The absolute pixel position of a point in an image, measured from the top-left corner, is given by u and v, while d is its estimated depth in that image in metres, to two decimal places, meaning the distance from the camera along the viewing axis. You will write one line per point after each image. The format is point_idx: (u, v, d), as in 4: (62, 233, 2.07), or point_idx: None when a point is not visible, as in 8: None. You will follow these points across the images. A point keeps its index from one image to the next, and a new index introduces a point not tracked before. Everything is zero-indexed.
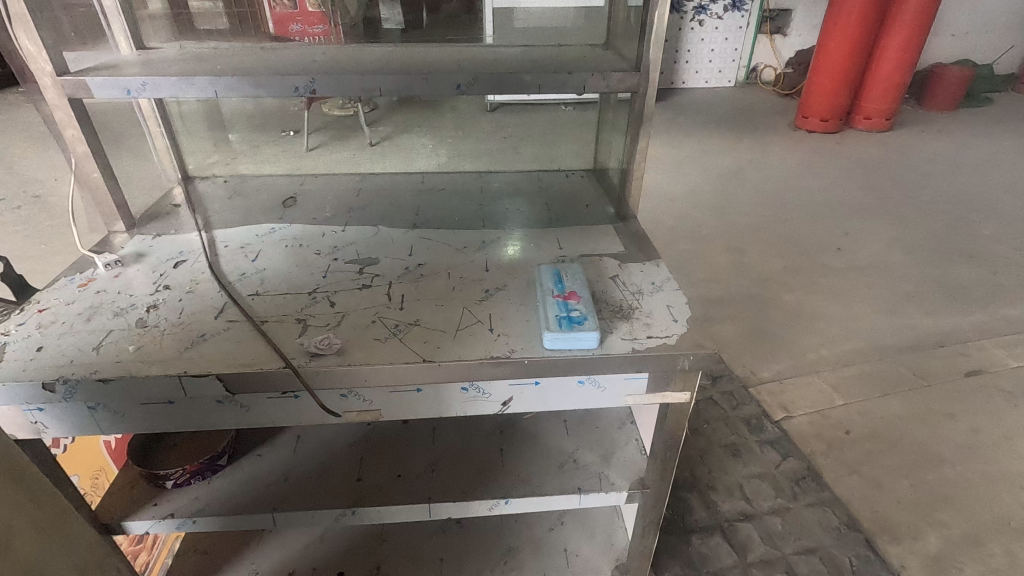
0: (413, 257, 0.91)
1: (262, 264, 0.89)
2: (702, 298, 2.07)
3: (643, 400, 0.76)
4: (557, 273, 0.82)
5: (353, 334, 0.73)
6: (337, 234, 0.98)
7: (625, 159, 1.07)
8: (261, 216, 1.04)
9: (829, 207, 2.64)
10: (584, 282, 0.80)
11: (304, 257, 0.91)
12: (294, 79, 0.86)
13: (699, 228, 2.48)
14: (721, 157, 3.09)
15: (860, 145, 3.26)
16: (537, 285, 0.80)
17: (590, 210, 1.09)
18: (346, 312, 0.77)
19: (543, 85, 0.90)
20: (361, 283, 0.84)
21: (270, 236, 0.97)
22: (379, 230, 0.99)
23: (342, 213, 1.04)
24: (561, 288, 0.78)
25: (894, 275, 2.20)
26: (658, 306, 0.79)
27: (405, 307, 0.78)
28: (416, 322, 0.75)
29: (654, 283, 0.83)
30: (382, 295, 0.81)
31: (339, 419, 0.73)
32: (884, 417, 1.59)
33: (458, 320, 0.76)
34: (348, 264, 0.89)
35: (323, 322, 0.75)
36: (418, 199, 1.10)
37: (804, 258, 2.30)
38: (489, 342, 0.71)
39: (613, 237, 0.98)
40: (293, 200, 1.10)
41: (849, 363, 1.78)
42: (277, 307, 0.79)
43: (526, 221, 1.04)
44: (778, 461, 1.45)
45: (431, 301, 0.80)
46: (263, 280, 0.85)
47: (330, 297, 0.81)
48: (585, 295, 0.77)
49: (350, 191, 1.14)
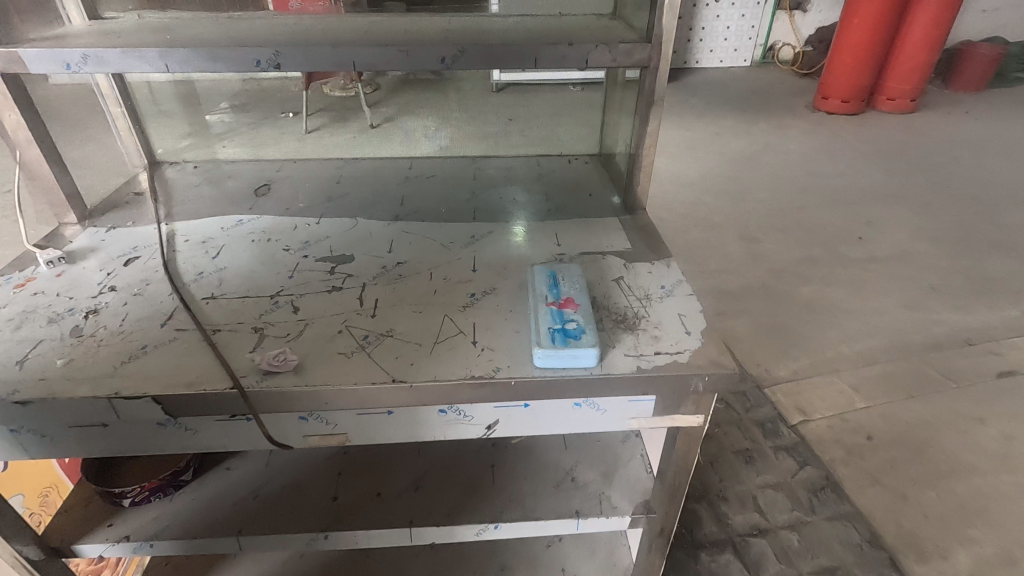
0: (393, 254, 0.81)
1: (223, 261, 0.80)
2: (714, 291, 1.95)
3: (650, 424, 0.66)
4: (554, 275, 0.72)
5: (315, 347, 0.63)
6: (310, 227, 0.88)
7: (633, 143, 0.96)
8: (229, 206, 0.94)
9: (849, 193, 2.50)
10: (583, 286, 0.70)
11: (271, 254, 0.81)
12: (255, 51, 0.75)
13: (712, 215, 2.36)
14: (736, 141, 2.95)
15: (883, 128, 3.10)
16: (530, 288, 0.70)
17: (594, 201, 0.99)
18: (310, 318, 0.68)
19: (541, 58, 0.79)
20: (330, 285, 0.74)
21: (237, 230, 0.87)
22: (358, 223, 0.89)
23: (318, 202, 0.94)
24: (557, 294, 0.68)
25: (918, 266, 2.07)
26: (668, 315, 0.68)
27: (377, 314, 0.69)
28: (389, 332, 0.66)
29: (664, 288, 0.73)
30: (353, 299, 0.72)
31: (300, 444, 0.64)
32: (909, 421, 1.48)
33: (438, 329, 0.66)
34: (319, 262, 0.79)
35: (282, 332, 0.66)
36: (405, 187, 1.00)
37: (823, 248, 2.17)
38: (470, 357, 0.62)
39: (619, 230, 0.87)
40: (268, 187, 1.00)
41: (872, 362, 1.67)
42: (235, 312, 0.70)
43: (521, 212, 0.94)
44: (794, 470, 1.35)
45: (408, 306, 0.70)
46: (222, 280, 0.75)
47: (293, 302, 0.71)
48: (584, 303, 0.67)
49: (330, 176, 1.04)
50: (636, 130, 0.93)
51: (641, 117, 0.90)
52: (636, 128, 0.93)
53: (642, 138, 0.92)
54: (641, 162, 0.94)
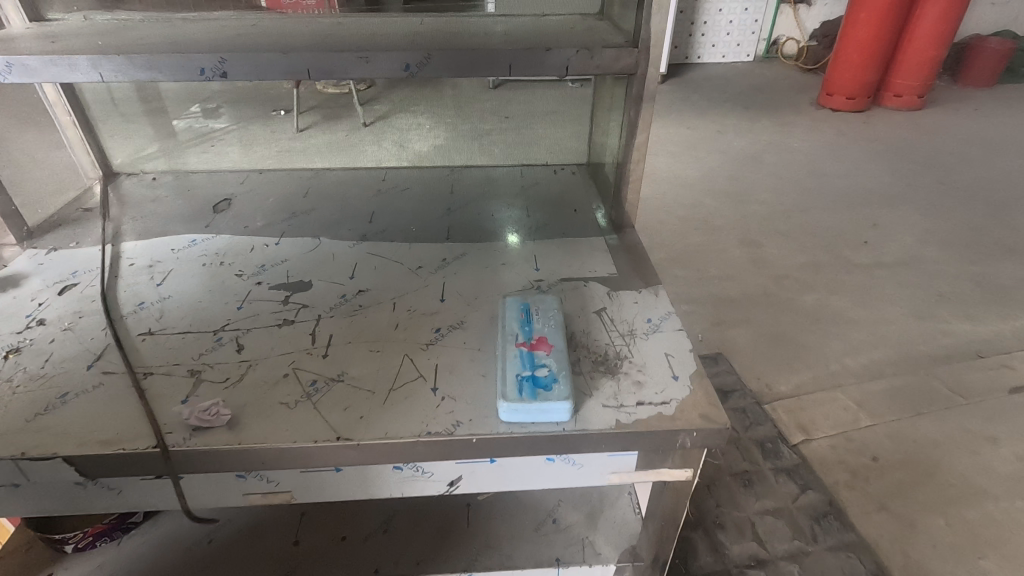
0: (355, 280, 0.74)
1: (168, 289, 0.73)
2: (714, 298, 1.88)
3: (633, 479, 0.59)
4: (527, 308, 0.65)
5: (256, 395, 0.57)
6: (267, 248, 0.81)
7: (619, 155, 0.88)
8: (183, 224, 0.87)
9: (854, 195, 2.42)
10: (560, 322, 0.63)
11: (222, 280, 0.75)
12: (198, 58, 0.68)
13: (712, 218, 2.28)
14: (737, 139, 2.86)
15: (890, 125, 3.00)
16: (499, 324, 0.63)
17: (579, 217, 0.92)
18: (255, 358, 0.61)
19: (515, 65, 0.72)
20: (282, 318, 0.67)
21: (190, 251, 0.81)
22: (321, 243, 0.82)
23: (279, 220, 0.87)
24: (528, 332, 0.61)
25: (926, 273, 1.99)
26: (653, 355, 0.61)
27: (329, 354, 0.62)
28: (341, 376, 0.59)
29: (651, 322, 0.66)
30: (305, 335, 0.65)
31: (239, 503, 0.57)
32: (917, 441, 1.41)
33: (395, 373, 0.59)
34: (273, 289, 0.72)
35: (220, 376, 0.59)
36: (376, 202, 0.93)
37: (827, 253, 2.09)
38: (428, 409, 0.55)
39: (602, 253, 0.80)
40: (229, 201, 0.93)
41: (878, 376, 1.60)
42: (171, 350, 0.63)
43: (497, 229, 0.87)
44: (796, 494, 1.28)
45: (365, 344, 0.63)
46: (165, 312, 0.69)
47: (238, 338, 0.64)
48: (559, 343, 0.60)
49: (297, 189, 0.97)
50: (622, 140, 0.85)
51: (627, 128, 0.83)
52: (623, 138, 0.86)
53: (628, 151, 0.84)
54: (628, 175, 0.86)
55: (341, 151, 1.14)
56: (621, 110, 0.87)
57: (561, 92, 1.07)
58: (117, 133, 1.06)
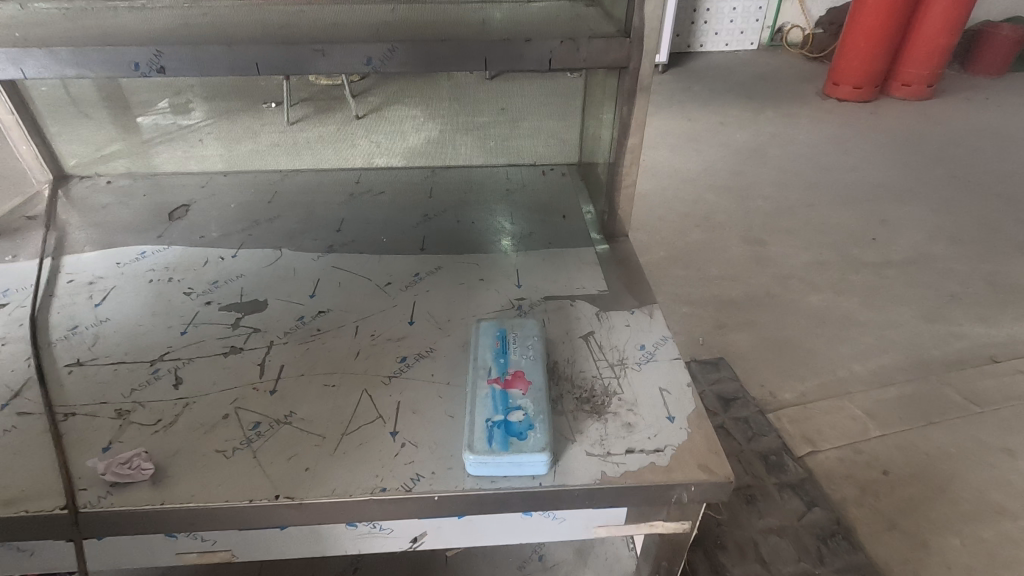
0: (315, 299, 0.67)
1: (106, 310, 0.66)
2: (715, 300, 1.80)
3: (622, 531, 0.52)
4: (503, 335, 0.57)
5: (189, 441, 0.49)
6: (222, 263, 0.73)
7: (610, 154, 0.81)
8: (133, 235, 0.80)
9: (861, 190, 2.33)
10: (541, 351, 0.56)
11: (168, 299, 0.67)
12: (132, 52, 0.63)
13: (714, 214, 2.20)
14: (740, 131, 2.77)
15: (898, 116, 2.90)
16: (471, 355, 0.56)
17: (568, 224, 0.84)
18: (193, 395, 0.54)
19: (490, 58, 0.67)
20: (229, 345, 0.60)
21: (137, 265, 0.73)
22: (282, 256, 0.74)
23: (238, 230, 0.80)
24: (503, 365, 0.54)
25: (937, 272, 1.91)
26: (645, 389, 0.54)
27: (277, 390, 0.54)
28: (289, 416, 0.52)
29: (644, 349, 0.58)
30: (253, 366, 0.57)
31: (172, 563, 0.50)
32: (929, 452, 1.34)
33: (350, 413, 0.52)
34: (224, 310, 0.65)
35: (151, 417, 0.52)
36: (346, 209, 0.85)
37: (833, 251, 2.01)
38: (386, 458, 0.48)
39: (591, 266, 0.73)
40: (187, 208, 0.86)
41: (887, 383, 1.52)
42: (99, 385, 0.55)
43: (478, 238, 0.79)
44: (801, 511, 1.21)
45: (319, 377, 0.56)
46: (100, 337, 0.61)
47: (177, 371, 0.57)
48: (538, 378, 0.52)
49: (262, 192, 0.89)
50: (613, 140, 0.78)
51: (618, 127, 0.75)
52: (613, 138, 0.78)
53: (620, 152, 0.77)
54: (620, 177, 0.79)
55: (325, 146, 1.07)
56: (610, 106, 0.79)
57: (554, 88, 0.96)
58: (73, 132, 1.00)
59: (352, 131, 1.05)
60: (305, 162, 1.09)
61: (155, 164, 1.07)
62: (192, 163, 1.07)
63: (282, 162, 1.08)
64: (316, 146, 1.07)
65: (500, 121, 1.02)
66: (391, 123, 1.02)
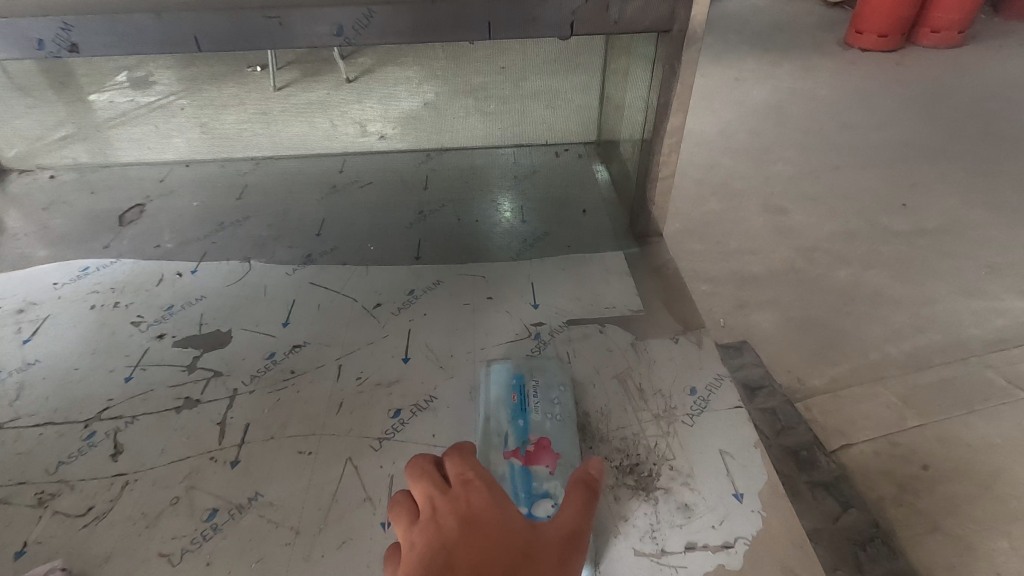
0: (286, 327, 0.98)
1: (61, 335, 0.97)
2: (735, 276, 1.66)
3: None
4: (521, 387, 0.86)
5: (140, 533, 0.72)
6: (171, 285, 1.07)
7: (647, 134, 1.02)
8: (79, 245, 1.16)
9: (887, 149, 2.17)
10: (551, 403, 0.85)
11: (113, 331, 0.98)
12: (40, 32, 0.75)
13: (730, 181, 2.04)
14: (758, 87, 2.57)
15: (929, 66, 2.69)
16: (493, 408, 0.83)
17: (586, 219, 1.24)
18: (148, 472, 0.79)
19: (496, 22, 0.79)
20: (184, 398, 0.88)
21: (80, 280, 1.08)
22: (247, 273, 1.10)
23: (207, 232, 1.20)
24: (525, 424, 0.81)
25: (974, 241, 1.76)
26: (710, 452, 0.80)
27: (241, 465, 0.79)
28: (256, 496, 0.76)
29: (693, 397, 0.88)
30: (215, 427, 0.84)
31: None
32: (972, 445, 1.24)
33: (316, 485, 0.77)
34: (176, 348, 0.95)
35: (83, 504, 0.75)
36: (323, 211, 1.26)
37: (859, 218, 1.86)
38: (341, 538, 0.71)
39: (620, 284, 1.07)
40: (140, 209, 1.25)
41: (925, 367, 1.40)
42: (51, 448, 0.81)
43: (513, 248, 1.17)
44: (836, 513, 1.11)
45: (286, 448, 0.81)
46: (59, 376, 0.91)
47: (117, 436, 0.83)
48: (554, 433, 0.81)
49: (224, 184, 1.32)
50: (655, 120, 0.97)
51: (664, 102, 0.93)
52: (651, 118, 0.98)
53: (661, 136, 0.98)
54: (656, 155, 1.02)
55: (320, 110, 1.27)
56: (643, 74, 0.97)
57: (573, 47, 1.07)
58: (49, 114, 1.23)
59: (346, 95, 1.21)
60: (288, 151, 1.37)
61: (105, 150, 1.33)
62: (160, 148, 1.33)
63: (272, 136, 1.33)
64: (317, 112, 1.27)
65: (502, 81, 1.14)
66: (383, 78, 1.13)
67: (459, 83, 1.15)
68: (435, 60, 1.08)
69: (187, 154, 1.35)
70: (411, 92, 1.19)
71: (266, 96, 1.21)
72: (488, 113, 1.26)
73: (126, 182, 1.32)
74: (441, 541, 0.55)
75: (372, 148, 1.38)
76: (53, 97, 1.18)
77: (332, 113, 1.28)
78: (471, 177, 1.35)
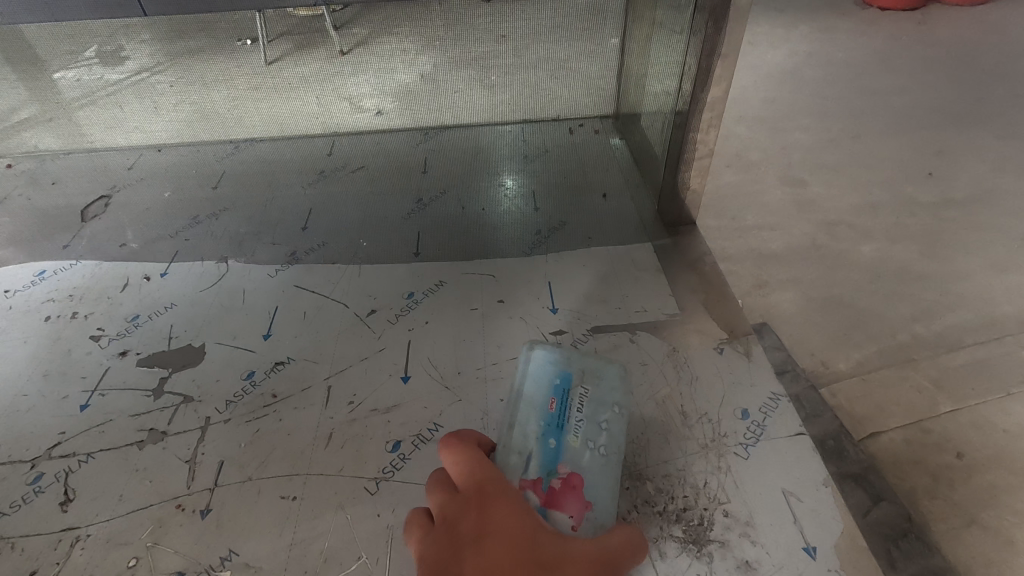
0: (269, 341, 0.95)
1: (14, 354, 0.94)
2: (753, 253, 1.34)
3: None
4: (565, 394, 0.78)
5: None
6: (137, 290, 1.04)
7: (678, 108, 0.98)
8: (45, 246, 1.13)
9: (915, 95, 1.87)
10: (596, 423, 0.75)
11: (70, 350, 0.95)
12: None
13: (746, 149, 1.67)
14: (772, 51, 2.16)
15: (958, 18, 2.42)
16: (527, 413, 0.75)
17: (606, 203, 1.19)
18: (103, 525, 0.74)
19: None
20: (153, 428, 0.84)
21: (35, 288, 1.05)
22: (222, 277, 1.05)
23: (184, 226, 1.16)
24: (558, 448, 0.72)
25: (1009, 212, 1.41)
26: (773, 493, 0.75)
27: (211, 516, 0.74)
28: (231, 556, 0.71)
29: (756, 421, 0.82)
30: (186, 465, 0.80)
31: None
32: (1009, 430, 1.00)
33: (301, 539, 0.72)
34: (140, 367, 0.92)
35: (33, 556, 0.72)
36: (309, 198, 1.21)
37: (884, 170, 1.56)
38: None
39: (651, 284, 1.02)
40: (106, 201, 1.21)
41: (956, 346, 1.13)
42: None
43: (527, 240, 1.11)
44: (864, 507, 0.87)
45: (270, 493, 0.77)
46: (7, 405, 0.88)
47: (73, 477, 0.79)
48: (591, 467, 0.71)
49: (197, 174, 1.26)
50: (694, 90, 0.92)
51: (701, 72, 0.88)
52: (690, 84, 0.92)
53: (699, 112, 0.93)
54: (692, 130, 0.97)
55: (305, 87, 1.18)
56: (682, 33, 0.90)
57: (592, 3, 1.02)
58: (11, 95, 1.15)
59: (337, 67, 1.13)
60: (268, 134, 1.30)
61: (74, 137, 1.27)
62: (131, 131, 1.26)
63: (252, 118, 1.25)
64: (303, 87, 1.19)
65: (506, 49, 1.08)
66: (383, 53, 1.07)
67: (466, 53, 1.08)
68: (439, 26, 1.01)
69: (161, 139, 1.29)
70: (407, 65, 1.11)
71: (252, 72, 1.13)
72: (492, 85, 1.19)
73: (92, 169, 1.27)
74: (450, 551, 0.57)
75: (365, 129, 1.29)
76: (15, 78, 1.11)
77: (320, 89, 1.19)
78: (474, 158, 1.28)
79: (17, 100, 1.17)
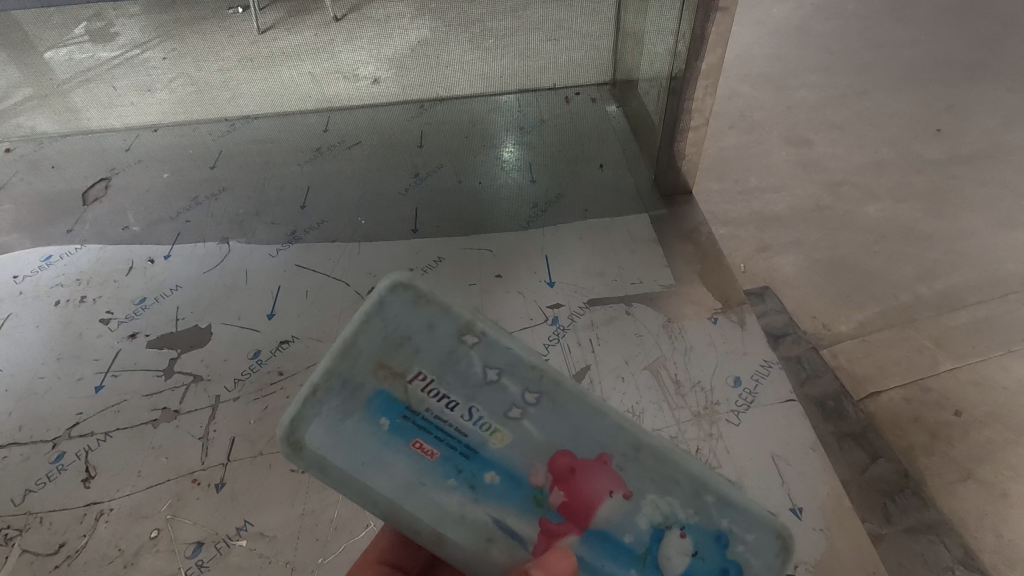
0: (273, 320, 0.96)
1: (26, 338, 0.97)
2: (756, 217, 1.33)
3: None
4: (408, 417, 0.46)
5: (118, 572, 0.72)
6: (143, 271, 1.05)
7: (674, 75, 0.97)
8: (49, 230, 1.14)
9: (927, 47, 1.81)
10: (473, 394, 0.46)
11: (82, 333, 0.97)
12: None
13: (751, 108, 1.63)
14: (779, 4, 2.07)
15: None
16: (427, 496, 0.47)
17: (605, 173, 1.17)
18: (124, 500, 0.77)
19: None
20: (166, 408, 0.86)
21: (44, 273, 1.06)
22: (224, 258, 1.06)
23: (184, 206, 1.16)
24: (501, 471, 0.47)
25: (1018, 168, 1.39)
26: (764, 457, 0.77)
27: (224, 489, 0.77)
28: (246, 526, 0.74)
29: (748, 389, 0.84)
30: (198, 443, 0.82)
31: None
32: (1009, 387, 1.01)
33: (312, 511, 0.75)
34: (151, 348, 0.94)
35: (61, 530, 0.75)
36: (305, 175, 1.21)
37: (890, 127, 1.53)
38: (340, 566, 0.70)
39: (649, 254, 1.02)
40: (106, 183, 1.21)
41: (959, 306, 1.13)
42: (17, 475, 0.81)
43: (524, 214, 1.11)
44: (862, 464, 0.89)
45: (282, 467, 0.79)
46: (24, 388, 0.90)
47: (92, 457, 0.82)
48: (544, 431, 0.47)
49: (193, 154, 1.26)
50: (689, 53, 0.90)
51: (695, 37, 0.87)
52: (686, 48, 0.90)
53: (696, 77, 0.92)
54: (688, 96, 0.95)
55: (304, 59, 1.18)
56: None
57: None
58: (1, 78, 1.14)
59: (331, 36, 1.12)
60: (264, 110, 1.29)
61: (69, 120, 1.27)
62: (126, 111, 1.26)
63: (245, 91, 1.24)
64: (299, 60, 1.18)
65: (503, 10, 1.08)
66: (373, 17, 1.08)
67: (459, 15, 1.08)
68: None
69: (158, 118, 1.28)
70: (401, 32, 1.11)
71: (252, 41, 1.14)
72: (489, 51, 1.18)
73: (88, 152, 1.27)
74: None
75: (359, 102, 1.28)
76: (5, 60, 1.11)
77: (318, 61, 1.18)
78: (470, 130, 1.26)
79: (13, 82, 1.17)
